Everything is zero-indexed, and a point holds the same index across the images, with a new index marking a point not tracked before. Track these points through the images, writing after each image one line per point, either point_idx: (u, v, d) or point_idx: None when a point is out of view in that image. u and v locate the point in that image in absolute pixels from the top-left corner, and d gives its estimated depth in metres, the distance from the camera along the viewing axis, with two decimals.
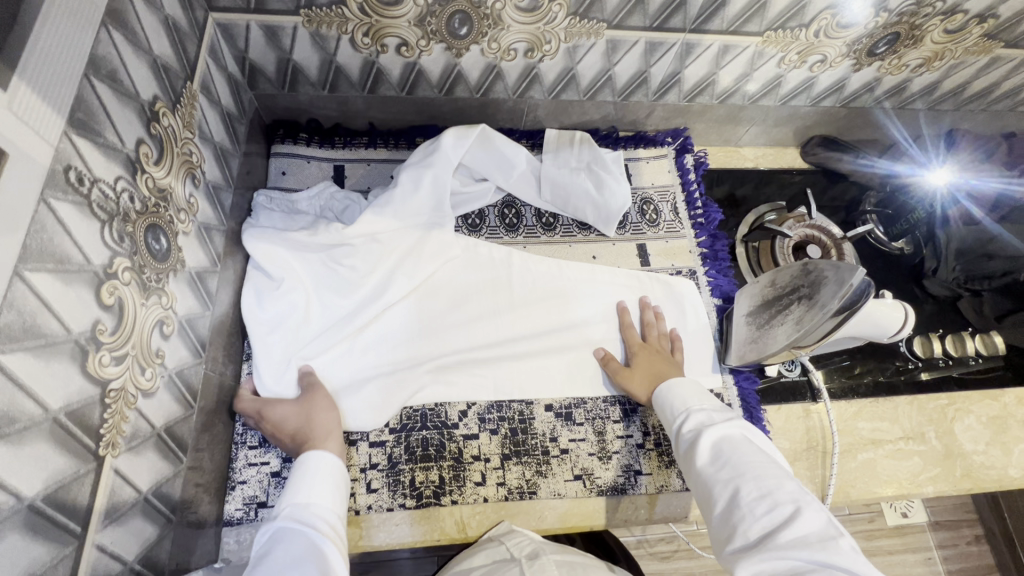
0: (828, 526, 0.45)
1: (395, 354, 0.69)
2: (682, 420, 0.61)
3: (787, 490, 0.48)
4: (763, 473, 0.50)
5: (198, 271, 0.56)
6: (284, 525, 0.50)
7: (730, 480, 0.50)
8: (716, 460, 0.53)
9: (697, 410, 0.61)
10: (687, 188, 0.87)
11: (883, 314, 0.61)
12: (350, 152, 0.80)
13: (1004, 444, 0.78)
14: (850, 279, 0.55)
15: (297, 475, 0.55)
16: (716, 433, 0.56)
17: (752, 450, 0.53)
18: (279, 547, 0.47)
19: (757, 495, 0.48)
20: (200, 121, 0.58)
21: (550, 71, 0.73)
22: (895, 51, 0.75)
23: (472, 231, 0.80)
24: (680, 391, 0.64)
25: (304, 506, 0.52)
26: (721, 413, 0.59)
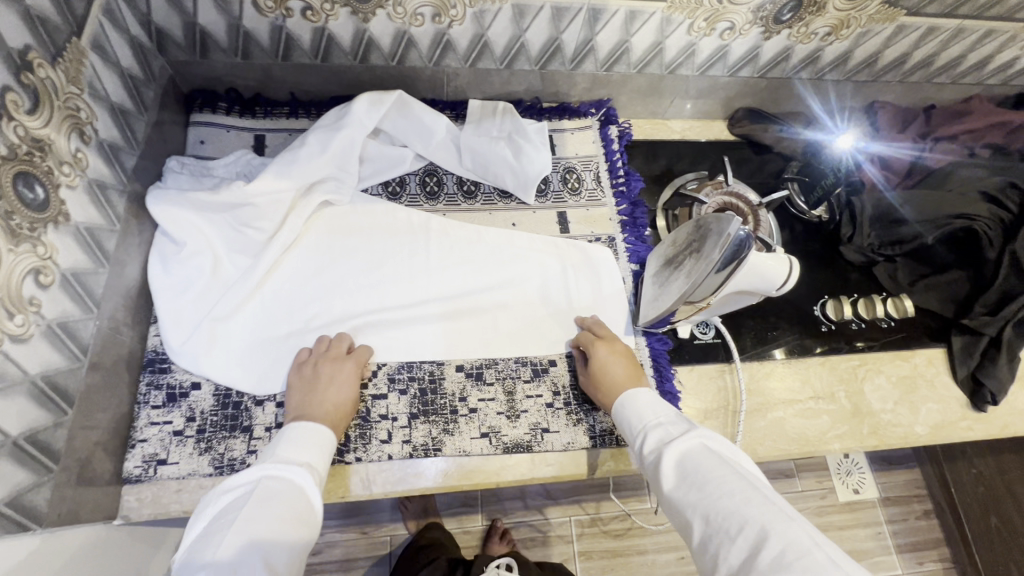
0: (800, 537, 0.44)
1: (302, 313, 0.71)
2: (641, 439, 0.59)
3: (755, 507, 0.47)
4: (727, 489, 0.49)
5: (88, 228, 0.57)
6: (294, 473, 0.53)
7: (699, 503, 0.50)
8: (682, 484, 0.52)
9: (653, 427, 0.59)
10: (610, 157, 0.88)
11: (772, 271, 0.61)
12: (271, 122, 0.81)
13: (912, 402, 0.80)
14: (728, 228, 0.57)
15: (305, 436, 0.58)
16: (675, 453, 0.55)
17: (714, 463, 0.52)
18: (285, 495, 0.51)
19: (728, 514, 0.47)
20: (91, 78, 0.58)
21: (461, 37, 0.74)
22: (800, 18, 0.77)
23: (392, 198, 0.81)
24: (637, 407, 0.62)
25: (310, 467, 0.56)
26: (678, 425, 0.58)
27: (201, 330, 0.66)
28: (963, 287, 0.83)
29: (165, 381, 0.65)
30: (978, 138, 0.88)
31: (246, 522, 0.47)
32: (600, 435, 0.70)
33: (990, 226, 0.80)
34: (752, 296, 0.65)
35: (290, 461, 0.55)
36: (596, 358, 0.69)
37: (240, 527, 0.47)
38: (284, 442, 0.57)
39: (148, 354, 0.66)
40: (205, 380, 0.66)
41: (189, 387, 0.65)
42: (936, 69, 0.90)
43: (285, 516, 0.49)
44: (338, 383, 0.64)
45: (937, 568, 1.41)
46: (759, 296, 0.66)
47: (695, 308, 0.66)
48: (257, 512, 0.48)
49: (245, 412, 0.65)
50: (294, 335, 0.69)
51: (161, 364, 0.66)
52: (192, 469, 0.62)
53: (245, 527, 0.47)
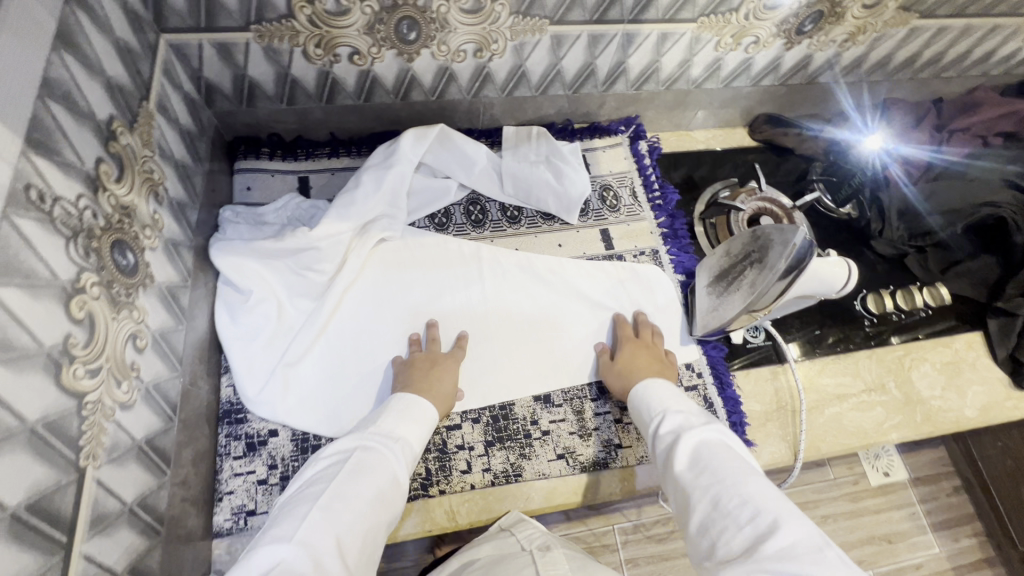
0: (812, 535, 0.43)
1: (369, 351, 0.72)
2: (659, 421, 0.60)
3: (768, 499, 0.46)
4: (740, 478, 0.49)
5: (168, 286, 0.57)
6: (386, 451, 0.55)
7: (709, 487, 0.49)
8: (694, 469, 0.52)
9: (673, 412, 0.60)
10: (643, 172, 0.91)
11: (828, 275, 0.64)
12: (314, 163, 0.82)
13: (958, 387, 0.83)
14: (792, 238, 0.60)
15: (410, 409, 0.61)
16: (694, 438, 0.55)
17: (728, 455, 0.52)
18: (374, 471, 0.53)
19: (739, 501, 0.47)
20: (159, 139, 0.58)
21: (500, 69, 0.76)
22: (821, 28, 0.80)
23: (439, 230, 0.83)
24: (656, 394, 0.63)
25: (405, 442, 0.58)
26: (699, 417, 0.58)
27: (274, 379, 0.66)
28: (994, 271, 0.86)
29: (244, 431, 0.65)
30: (991, 128, 0.92)
31: (333, 496, 0.49)
32: None
33: (1017, 211, 0.82)
34: (808, 300, 0.68)
35: (388, 434, 0.57)
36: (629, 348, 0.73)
37: (329, 497, 0.49)
38: (388, 413, 0.60)
39: (223, 405, 0.66)
40: (282, 426, 0.66)
41: (267, 435, 0.66)
42: (944, 65, 0.94)
43: (372, 494, 0.51)
44: (449, 378, 0.68)
45: (973, 542, 1.43)
46: (816, 299, 0.68)
47: (749, 317, 0.69)
48: (346, 485, 0.50)
49: None
50: (363, 374, 0.71)
51: (236, 415, 0.66)
52: None
53: (331, 501, 0.49)
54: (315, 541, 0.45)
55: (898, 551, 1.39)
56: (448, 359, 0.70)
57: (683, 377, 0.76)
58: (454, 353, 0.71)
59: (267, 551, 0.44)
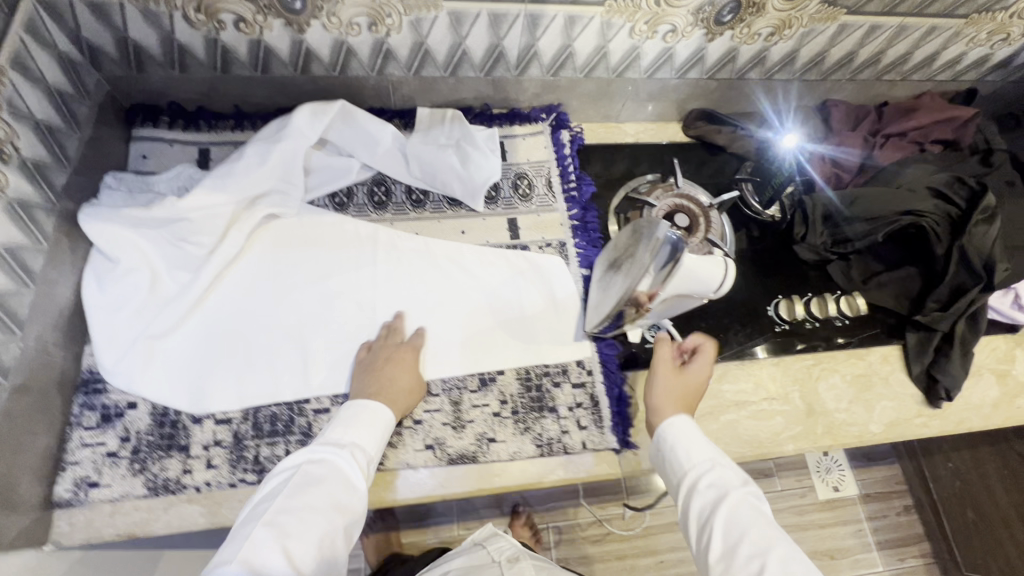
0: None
1: (246, 328, 0.70)
2: (692, 475, 0.57)
3: (805, 570, 0.47)
4: (783, 553, 0.48)
5: (9, 247, 0.56)
6: (335, 461, 0.55)
7: (753, 557, 0.48)
8: (728, 541, 0.51)
9: (712, 466, 0.56)
10: (562, 162, 0.88)
11: (710, 276, 0.64)
12: (216, 135, 0.80)
13: (867, 401, 0.80)
14: (661, 236, 0.59)
15: (358, 413, 0.61)
16: (733, 501, 0.53)
17: (768, 526, 0.51)
18: (321, 482, 0.53)
19: (778, 572, 0.47)
20: (10, 96, 0.57)
21: (400, 46, 0.74)
22: (741, 19, 0.77)
23: (339, 209, 0.81)
24: (698, 444, 0.58)
25: (353, 447, 0.58)
26: (736, 474, 0.56)
27: (136, 350, 0.65)
28: (916, 282, 0.83)
29: (100, 402, 0.64)
30: (928, 135, 0.89)
31: (279, 511, 0.50)
32: (546, 443, 0.70)
33: (939, 222, 0.80)
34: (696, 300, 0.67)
35: (336, 442, 0.58)
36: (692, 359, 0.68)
37: (273, 514, 0.49)
38: (337, 423, 0.60)
39: (82, 374, 0.65)
40: (141, 399, 0.65)
41: (125, 407, 0.64)
42: (884, 66, 0.90)
43: (320, 505, 0.51)
44: (406, 368, 0.68)
45: (919, 564, 1.39)
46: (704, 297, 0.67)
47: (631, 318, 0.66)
48: (296, 501, 0.51)
49: (183, 431, 0.64)
50: (235, 351, 0.69)
51: (94, 385, 0.65)
52: (125, 492, 0.61)
53: (276, 515, 0.49)
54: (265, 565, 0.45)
55: (839, 567, 1.36)
56: (406, 352, 0.70)
57: (572, 374, 0.74)
58: (412, 342, 0.71)
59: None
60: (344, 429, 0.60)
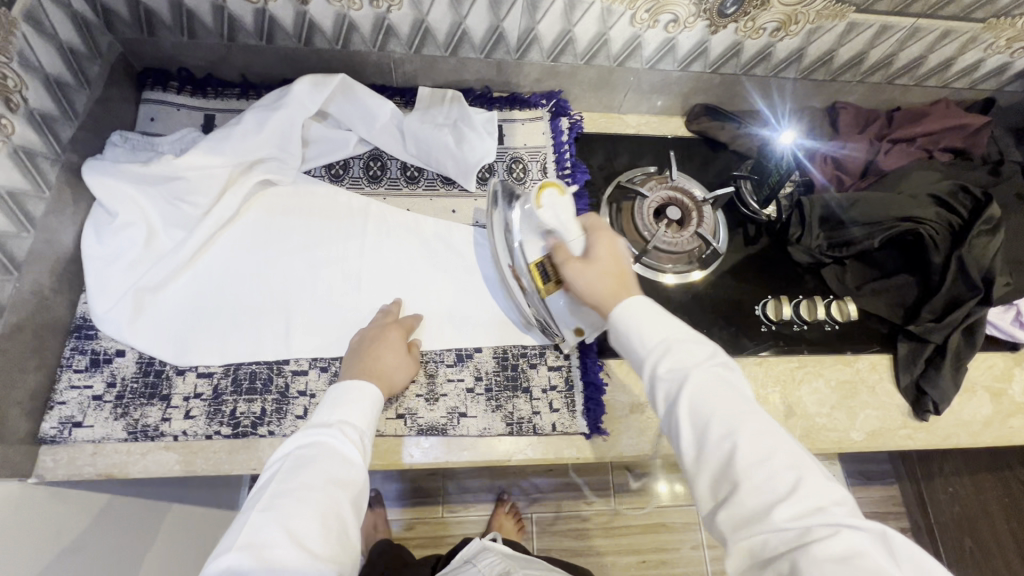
0: (830, 492, 0.44)
1: (234, 288, 0.73)
2: (653, 358, 0.54)
3: (784, 453, 0.46)
4: (756, 430, 0.47)
5: (11, 191, 0.59)
6: (325, 439, 0.55)
7: (724, 438, 0.47)
8: (696, 421, 0.49)
9: (670, 344, 0.54)
10: (559, 148, 0.88)
11: (557, 199, 0.65)
12: (221, 102, 0.83)
13: (850, 408, 0.79)
14: (517, 188, 0.73)
15: (344, 394, 0.60)
16: (695, 383, 0.51)
17: (739, 403, 0.49)
18: (313, 463, 0.53)
19: (753, 458, 0.46)
20: (22, 48, 0.60)
21: (401, 22, 0.75)
22: (745, 12, 0.76)
23: (334, 180, 0.82)
24: (646, 319, 0.56)
25: (343, 425, 0.57)
26: (700, 347, 0.54)
27: (127, 301, 0.68)
28: (912, 291, 0.81)
29: (91, 347, 0.67)
30: (936, 142, 0.87)
31: (276, 495, 0.50)
32: (517, 422, 0.70)
33: (939, 231, 0.78)
34: (576, 235, 0.65)
35: (323, 423, 0.57)
36: (588, 242, 0.64)
37: (268, 499, 0.49)
38: (324, 405, 0.59)
39: (76, 320, 0.68)
40: (129, 347, 0.68)
41: (114, 354, 0.67)
42: (896, 70, 0.88)
43: (315, 484, 0.51)
44: (392, 347, 0.68)
45: None
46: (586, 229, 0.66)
47: (529, 275, 0.67)
48: (290, 481, 0.51)
49: (165, 381, 0.67)
50: (222, 310, 0.71)
51: (87, 330, 0.68)
52: (106, 434, 0.64)
53: (274, 500, 0.49)
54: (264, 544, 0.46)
55: None
56: (394, 329, 0.70)
57: (549, 357, 0.74)
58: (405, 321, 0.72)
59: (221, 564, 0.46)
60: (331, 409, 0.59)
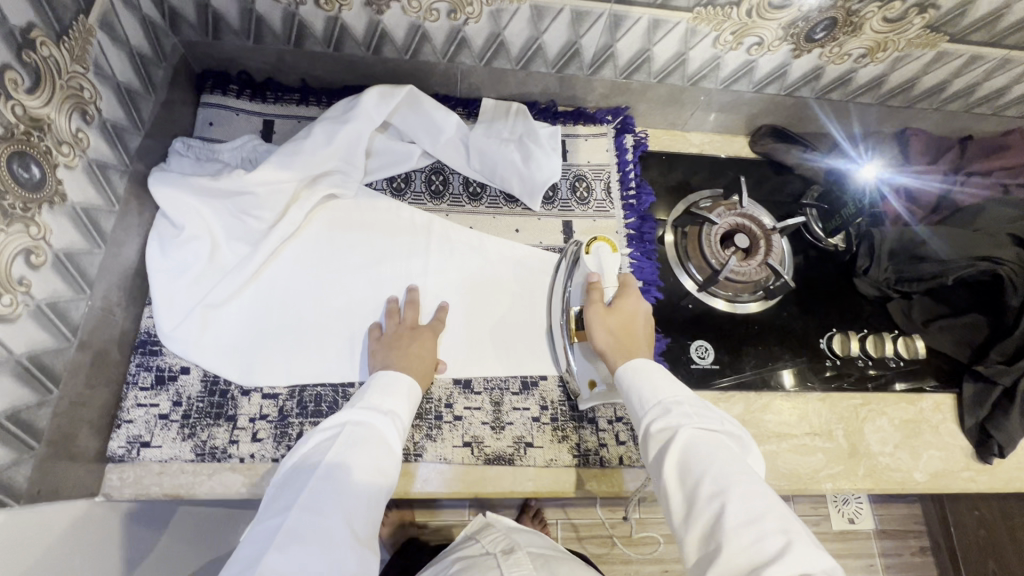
0: (814, 566, 0.43)
1: (297, 305, 0.71)
2: (653, 416, 0.56)
3: (776, 517, 0.46)
4: (747, 493, 0.48)
5: (85, 207, 0.57)
6: (378, 423, 0.57)
7: (714, 495, 0.48)
8: (685, 475, 0.51)
9: (671, 405, 0.56)
10: (623, 167, 0.85)
11: (606, 253, 0.74)
12: (280, 108, 0.80)
13: (913, 447, 0.77)
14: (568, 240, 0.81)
15: (391, 382, 0.62)
16: (688, 441, 0.52)
17: (734, 466, 0.50)
18: (367, 444, 0.54)
19: (741, 518, 0.46)
20: (97, 57, 0.57)
21: (476, 35, 0.72)
22: (834, 38, 0.73)
23: (396, 195, 0.80)
24: (653, 383, 0.59)
25: (393, 414, 0.59)
26: (698, 413, 0.56)
27: (193, 318, 0.66)
28: (982, 330, 0.78)
29: (156, 363, 0.66)
30: (1014, 176, 0.84)
31: (330, 468, 0.52)
32: (583, 454, 0.69)
33: (1017, 270, 0.74)
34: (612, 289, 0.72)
35: (375, 407, 0.58)
36: (616, 299, 0.70)
37: (325, 471, 0.51)
38: (372, 389, 0.61)
39: (140, 335, 0.67)
40: (194, 365, 0.67)
41: (179, 371, 0.66)
42: (977, 99, 0.85)
43: (366, 466, 0.53)
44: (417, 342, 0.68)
45: None
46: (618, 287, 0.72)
47: (565, 319, 0.73)
48: (345, 456, 0.53)
49: (231, 401, 0.66)
50: (286, 329, 0.70)
51: (152, 346, 0.67)
52: (174, 454, 0.63)
53: (329, 472, 0.51)
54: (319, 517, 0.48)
55: None
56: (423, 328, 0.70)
57: None
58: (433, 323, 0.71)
59: (272, 522, 0.48)
60: (380, 394, 0.60)
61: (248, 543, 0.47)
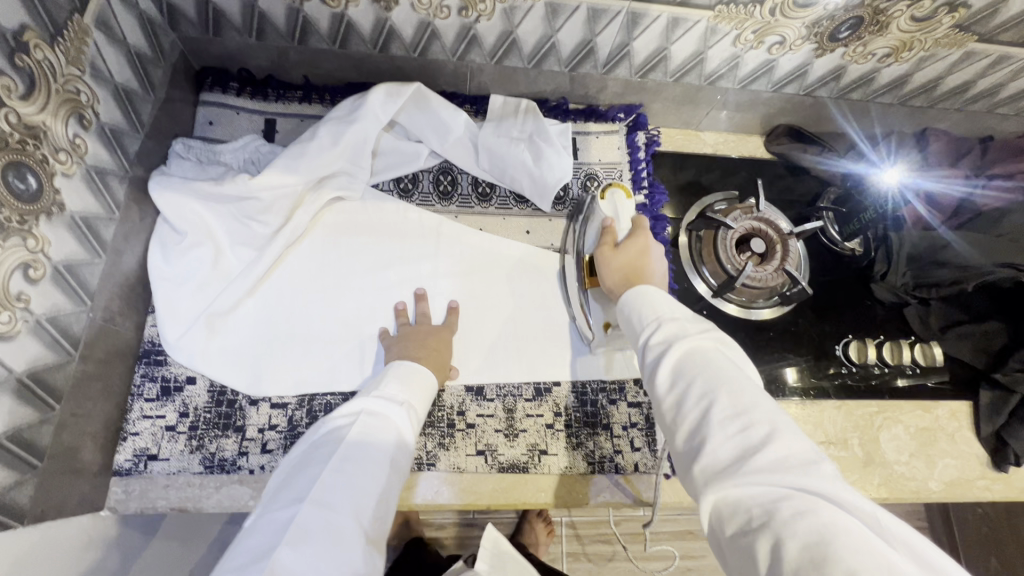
0: (805, 451, 0.40)
1: (305, 312, 0.70)
2: (649, 330, 0.52)
3: (765, 410, 0.43)
4: (737, 388, 0.44)
5: (85, 216, 0.55)
6: (393, 415, 0.54)
7: (703, 396, 0.44)
8: (677, 378, 0.47)
9: (665, 318, 0.52)
10: (635, 166, 0.83)
11: (621, 199, 0.71)
12: (283, 106, 0.77)
13: (928, 456, 0.77)
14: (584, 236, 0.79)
15: (405, 375, 0.59)
16: (682, 350, 0.48)
17: (726, 368, 0.46)
18: (383, 435, 0.51)
19: (729, 412, 0.43)
20: (93, 58, 0.55)
21: (488, 33, 0.69)
22: (859, 37, 0.70)
23: (403, 196, 0.78)
24: (649, 299, 0.55)
25: (408, 407, 0.56)
26: (695, 323, 0.51)
27: (198, 327, 0.64)
28: (1001, 338, 0.75)
29: (161, 374, 0.64)
30: None
31: (345, 457, 0.48)
32: (598, 461, 0.68)
33: None
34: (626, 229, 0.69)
35: (391, 398, 0.56)
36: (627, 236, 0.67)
37: (338, 458, 0.47)
38: (387, 380, 0.58)
39: (144, 344, 0.65)
40: (200, 375, 0.65)
41: (185, 381, 0.65)
42: (1001, 99, 0.83)
43: (381, 458, 0.49)
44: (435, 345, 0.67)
45: None
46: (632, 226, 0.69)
47: (579, 263, 0.71)
48: (361, 447, 0.49)
49: (239, 411, 0.64)
50: (293, 336, 0.68)
51: (156, 356, 0.65)
52: (182, 467, 0.62)
53: (344, 462, 0.47)
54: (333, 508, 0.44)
55: None
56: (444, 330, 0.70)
57: (629, 393, 0.72)
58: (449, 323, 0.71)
59: (280, 514, 0.44)
60: (396, 386, 0.58)
61: (257, 532, 0.43)
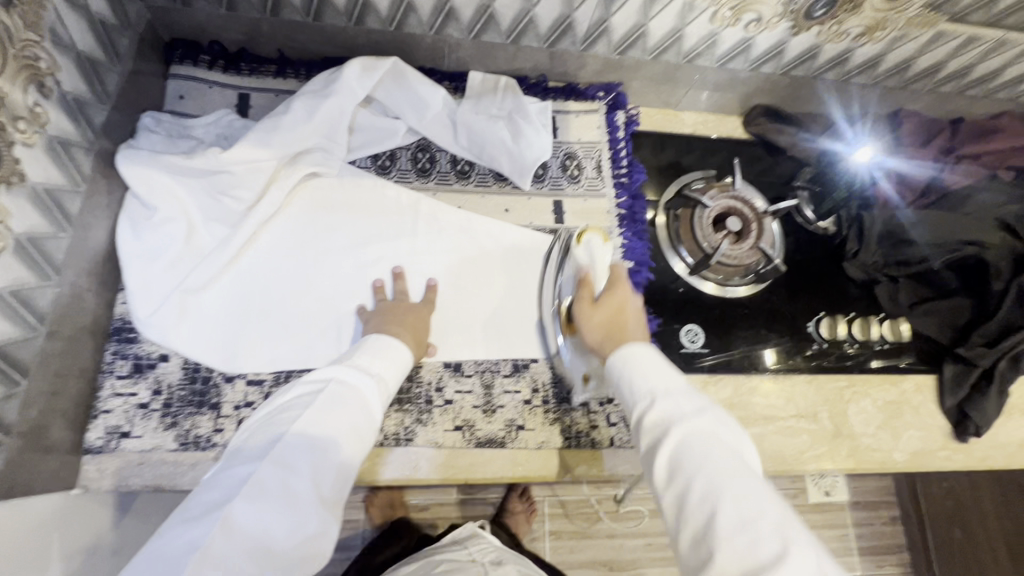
0: (815, 565, 0.38)
1: (280, 289, 0.69)
2: (644, 403, 0.50)
3: (771, 519, 0.40)
4: (743, 496, 0.42)
5: (48, 188, 0.53)
6: (364, 385, 0.54)
7: (706, 498, 0.42)
8: (675, 474, 0.45)
9: (660, 393, 0.50)
10: (614, 145, 0.83)
11: (596, 245, 0.71)
12: (256, 80, 0.76)
13: (894, 427, 0.79)
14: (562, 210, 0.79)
15: (381, 347, 0.60)
16: (680, 437, 0.46)
17: (728, 462, 0.44)
18: (350, 404, 0.51)
19: (737, 522, 0.40)
20: (53, 23, 0.53)
21: (465, 6, 0.69)
22: (833, 16, 0.71)
23: (381, 173, 0.77)
24: (637, 362, 0.53)
25: (380, 379, 0.56)
26: (690, 401, 0.49)
27: (170, 304, 0.64)
28: (966, 313, 0.79)
29: (133, 351, 0.63)
30: (1001, 161, 0.83)
31: (309, 423, 0.48)
32: (575, 436, 0.69)
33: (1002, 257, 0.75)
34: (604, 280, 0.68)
35: (364, 369, 0.56)
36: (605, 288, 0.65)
37: (303, 426, 0.48)
38: (363, 352, 0.58)
39: (115, 322, 0.64)
40: (173, 352, 0.64)
41: (157, 359, 0.64)
42: (969, 81, 0.85)
43: (345, 427, 0.50)
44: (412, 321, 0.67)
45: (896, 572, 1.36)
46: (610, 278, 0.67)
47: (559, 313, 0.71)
48: (326, 415, 0.49)
49: (214, 389, 0.64)
50: (268, 313, 0.68)
51: (127, 334, 0.64)
52: (157, 444, 0.61)
53: (308, 428, 0.48)
54: (292, 471, 0.45)
55: None
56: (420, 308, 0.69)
57: None
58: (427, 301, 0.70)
59: (239, 471, 0.45)
60: (370, 357, 0.58)
61: (215, 487, 0.44)
